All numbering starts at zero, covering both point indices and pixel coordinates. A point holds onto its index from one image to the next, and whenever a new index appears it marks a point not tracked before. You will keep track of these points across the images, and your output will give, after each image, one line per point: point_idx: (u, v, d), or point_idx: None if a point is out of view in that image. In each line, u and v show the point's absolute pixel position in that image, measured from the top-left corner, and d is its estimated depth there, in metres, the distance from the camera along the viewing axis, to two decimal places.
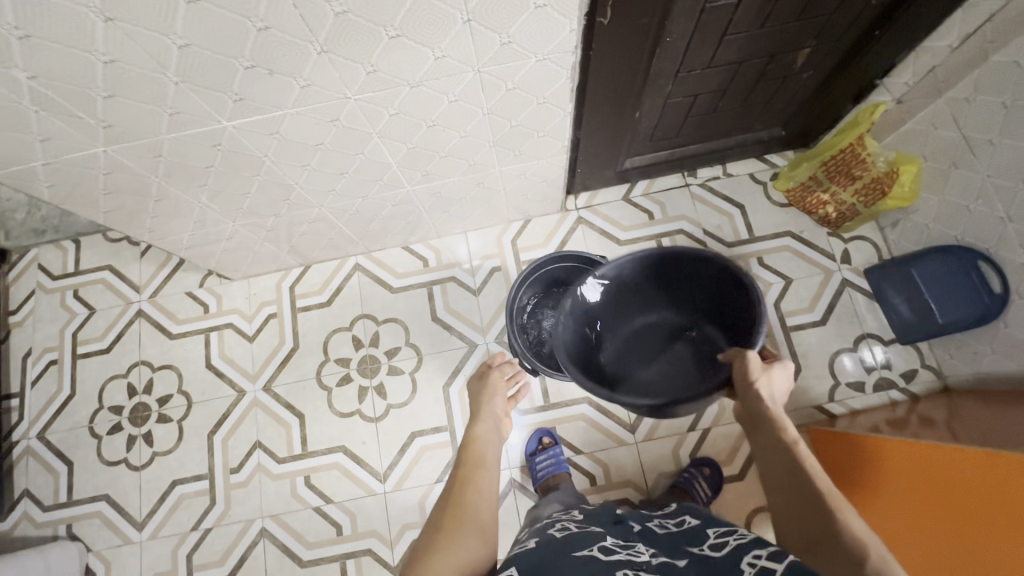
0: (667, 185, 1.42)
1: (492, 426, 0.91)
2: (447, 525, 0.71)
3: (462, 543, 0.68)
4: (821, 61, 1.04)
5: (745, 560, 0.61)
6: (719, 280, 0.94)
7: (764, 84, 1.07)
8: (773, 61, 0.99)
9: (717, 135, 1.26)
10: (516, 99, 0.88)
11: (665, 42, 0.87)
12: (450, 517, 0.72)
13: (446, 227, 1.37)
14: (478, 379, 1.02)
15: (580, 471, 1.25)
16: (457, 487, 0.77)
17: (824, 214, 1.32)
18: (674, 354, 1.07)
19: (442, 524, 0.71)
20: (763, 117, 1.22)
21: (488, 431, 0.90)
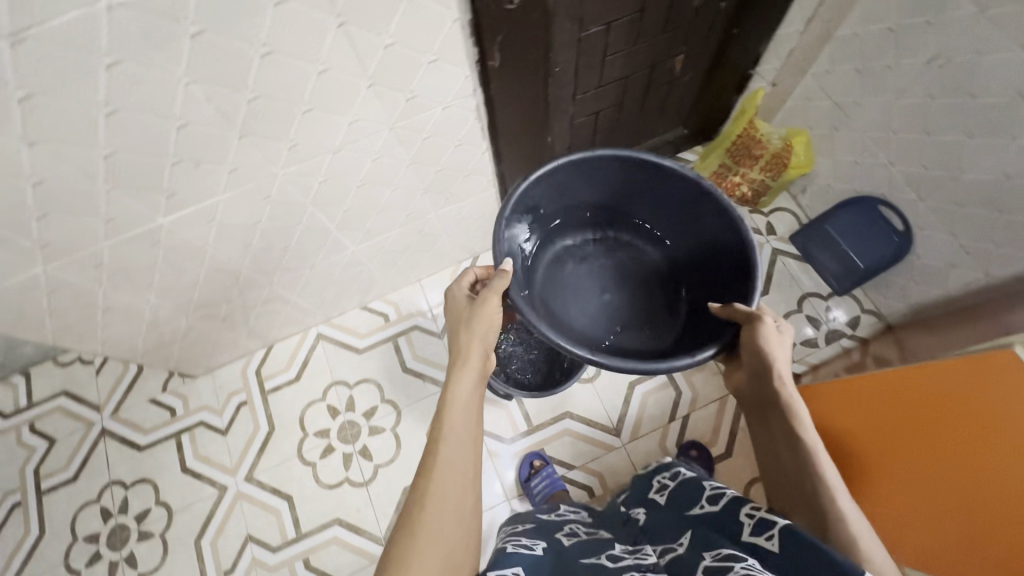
0: None
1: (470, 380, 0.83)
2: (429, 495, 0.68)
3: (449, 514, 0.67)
4: (697, 63, 1.17)
5: (743, 513, 0.72)
6: (693, 196, 0.99)
7: (655, 91, 1.19)
8: (655, 70, 1.11)
9: (629, 143, 1.38)
10: (435, 146, 0.96)
11: (556, 72, 0.97)
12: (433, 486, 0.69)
13: (399, 280, 1.41)
14: (464, 301, 0.93)
15: (578, 486, 1.26)
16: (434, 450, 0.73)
17: (741, 196, 1.41)
18: (623, 271, 1.15)
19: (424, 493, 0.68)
20: (664, 120, 1.35)
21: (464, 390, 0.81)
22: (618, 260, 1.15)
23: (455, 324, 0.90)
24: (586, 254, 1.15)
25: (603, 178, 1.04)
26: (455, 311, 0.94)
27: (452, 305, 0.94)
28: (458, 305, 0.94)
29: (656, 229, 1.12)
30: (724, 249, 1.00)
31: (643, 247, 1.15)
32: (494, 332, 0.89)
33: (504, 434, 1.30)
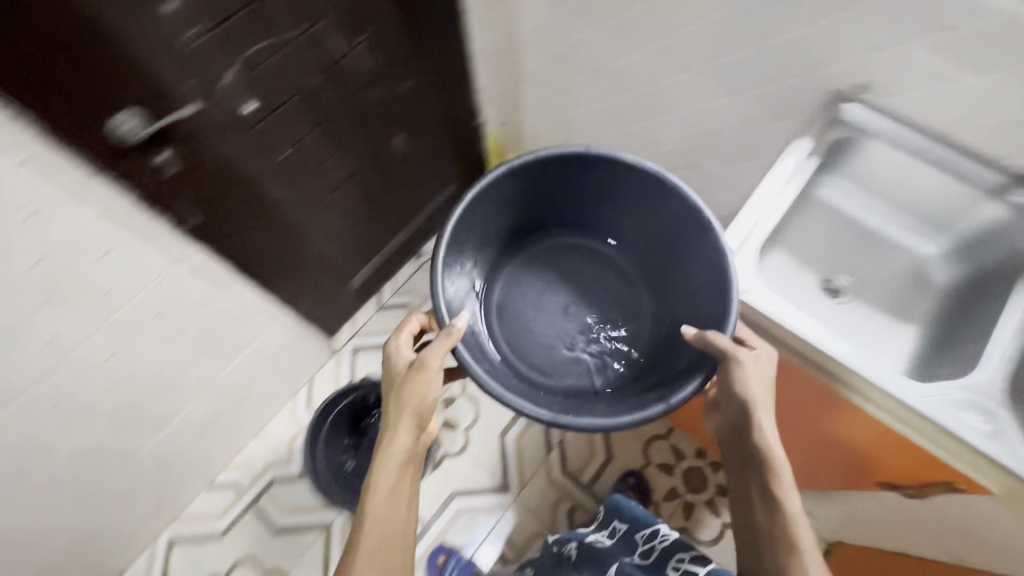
0: (406, 275, 1.55)
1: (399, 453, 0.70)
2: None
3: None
4: (424, 136, 1.25)
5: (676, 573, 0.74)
6: (648, 192, 0.86)
7: (398, 172, 1.25)
8: (383, 156, 1.17)
9: (408, 219, 1.43)
10: (175, 318, 0.92)
11: (276, 200, 0.98)
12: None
13: (236, 441, 1.32)
14: (404, 364, 0.76)
15: (490, 560, 1.22)
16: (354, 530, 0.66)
17: None
18: (584, 281, 1.00)
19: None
20: (429, 188, 1.42)
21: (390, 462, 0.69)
22: (575, 267, 1.02)
23: (392, 382, 0.75)
24: (540, 270, 1.01)
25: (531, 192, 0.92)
26: (390, 373, 0.76)
27: (389, 361, 0.77)
28: (394, 364, 0.76)
29: (592, 229, 1.00)
30: (677, 233, 0.87)
31: (605, 245, 1.01)
32: (431, 403, 0.72)
33: None
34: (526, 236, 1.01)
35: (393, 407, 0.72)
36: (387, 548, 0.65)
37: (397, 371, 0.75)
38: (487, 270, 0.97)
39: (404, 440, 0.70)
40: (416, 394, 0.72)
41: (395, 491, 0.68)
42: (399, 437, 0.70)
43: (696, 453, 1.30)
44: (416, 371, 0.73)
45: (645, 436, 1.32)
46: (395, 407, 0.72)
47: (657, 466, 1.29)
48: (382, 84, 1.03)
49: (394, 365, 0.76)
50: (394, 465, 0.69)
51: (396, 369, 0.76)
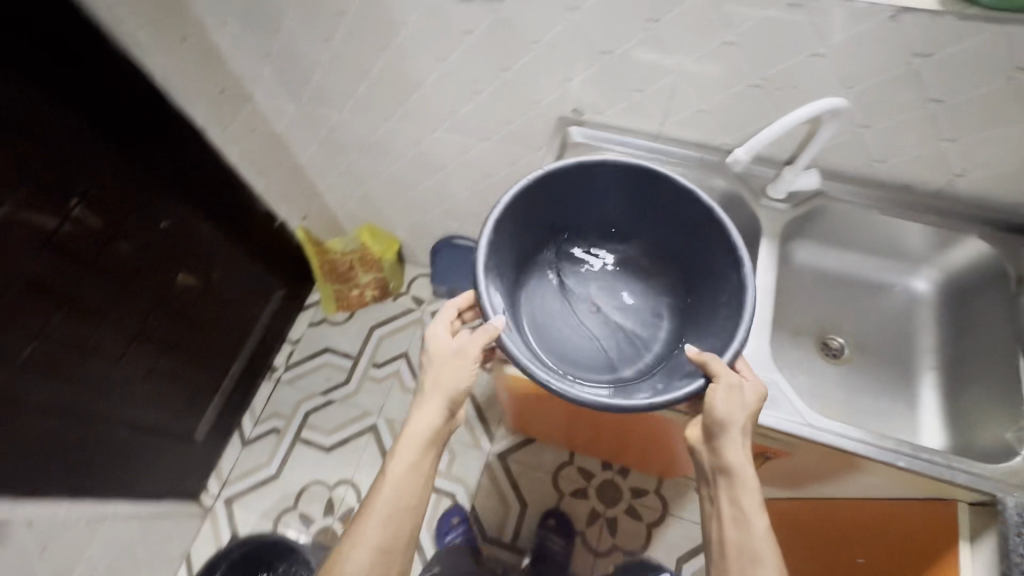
0: (264, 397, 1.42)
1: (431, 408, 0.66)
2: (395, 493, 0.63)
3: (364, 536, 0.61)
4: (214, 260, 1.15)
5: None
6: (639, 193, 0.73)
7: (197, 306, 1.14)
8: (169, 300, 1.06)
9: (238, 343, 1.31)
10: None
11: (35, 406, 0.84)
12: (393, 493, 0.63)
13: None
14: (438, 347, 0.67)
15: None
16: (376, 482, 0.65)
17: (372, 296, 1.49)
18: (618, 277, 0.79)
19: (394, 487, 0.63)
20: (251, 305, 1.31)
21: (417, 427, 0.65)
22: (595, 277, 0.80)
23: (433, 365, 0.67)
24: (552, 279, 0.79)
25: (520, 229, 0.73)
26: (431, 357, 0.68)
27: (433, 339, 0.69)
28: (436, 343, 0.68)
29: (580, 230, 0.79)
30: (692, 225, 0.71)
31: (608, 264, 0.81)
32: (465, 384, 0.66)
33: None
34: (528, 269, 0.78)
35: (427, 395, 0.66)
36: (398, 523, 0.63)
37: (433, 356, 0.67)
38: (505, 288, 0.72)
39: (432, 419, 0.65)
40: (448, 385, 0.66)
41: (410, 467, 0.65)
42: (427, 413, 0.66)
43: (603, 466, 1.30)
44: (454, 362, 0.66)
45: (551, 469, 1.30)
46: (428, 397, 0.66)
47: (571, 495, 1.27)
48: (131, 233, 0.94)
49: (434, 351, 0.68)
50: (404, 444, 0.65)
51: (435, 353, 0.67)
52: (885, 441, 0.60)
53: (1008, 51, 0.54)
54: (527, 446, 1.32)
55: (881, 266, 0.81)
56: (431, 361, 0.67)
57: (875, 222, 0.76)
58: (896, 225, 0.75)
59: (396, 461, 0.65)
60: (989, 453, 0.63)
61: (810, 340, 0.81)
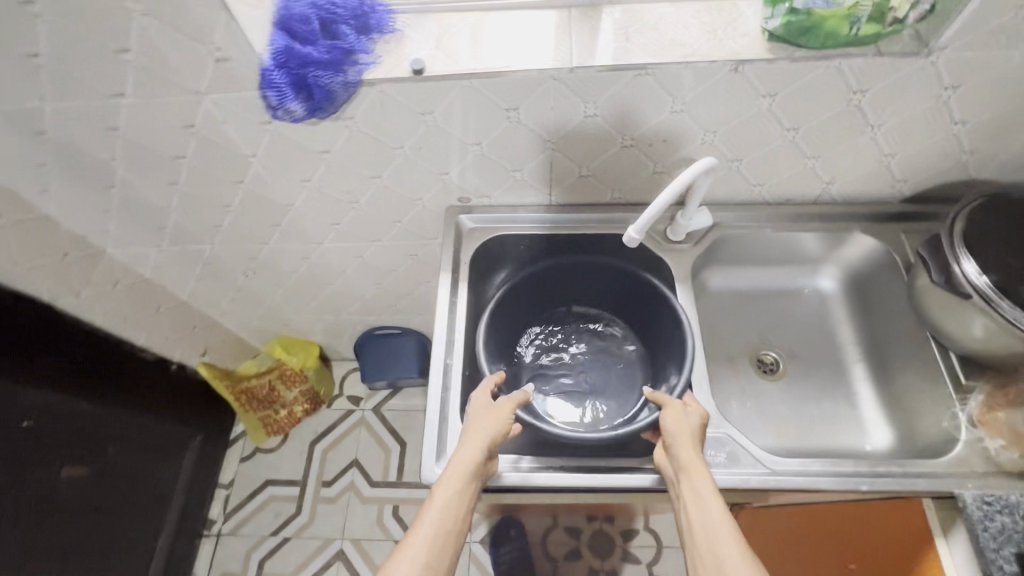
0: (206, 560, 1.25)
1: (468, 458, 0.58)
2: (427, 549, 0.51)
3: None
4: (101, 439, 1.00)
5: None
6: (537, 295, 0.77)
7: (87, 498, 0.98)
8: (42, 506, 0.90)
9: (156, 514, 1.15)
10: None
11: None
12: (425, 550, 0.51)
13: None
14: (482, 400, 0.64)
15: None
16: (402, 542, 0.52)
17: (303, 410, 1.37)
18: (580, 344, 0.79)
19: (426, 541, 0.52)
20: (162, 468, 1.15)
21: (451, 479, 0.56)
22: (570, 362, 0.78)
23: (477, 410, 0.63)
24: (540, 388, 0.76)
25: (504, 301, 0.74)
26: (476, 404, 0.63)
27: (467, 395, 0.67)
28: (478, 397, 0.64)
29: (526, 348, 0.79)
30: (579, 283, 0.77)
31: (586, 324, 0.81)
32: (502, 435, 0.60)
33: None
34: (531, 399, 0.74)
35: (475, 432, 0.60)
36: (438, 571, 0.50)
37: (476, 405, 0.63)
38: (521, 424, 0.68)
39: (475, 454, 0.57)
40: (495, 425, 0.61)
41: (456, 505, 0.54)
42: (474, 442, 0.59)
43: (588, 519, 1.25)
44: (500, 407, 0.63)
45: (537, 537, 1.24)
46: (477, 433, 0.59)
47: (566, 560, 1.21)
48: None
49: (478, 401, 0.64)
50: (449, 480, 0.55)
51: (478, 400, 0.64)
52: (841, 467, 0.60)
53: (839, 81, 0.57)
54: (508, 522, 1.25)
55: (786, 274, 0.84)
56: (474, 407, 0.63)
57: (770, 238, 0.78)
58: (795, 237, 0.77)
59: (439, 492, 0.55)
60: (933, 445, 0.64)
61: (746, 362, 0.80)
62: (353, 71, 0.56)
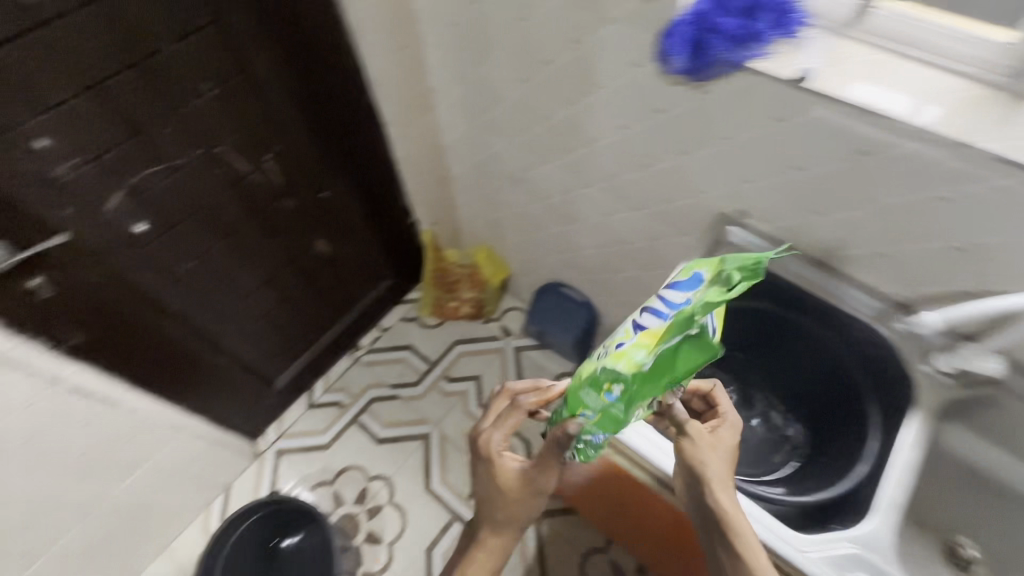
0: (341, 370, 1.50)
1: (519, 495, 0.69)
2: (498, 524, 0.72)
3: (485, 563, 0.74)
4: (345, 236, 1.24)
5: None
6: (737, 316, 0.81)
7: (317, 274, 1.23)
8: (299, 259, 1.15)
9: (335, 317, 1.39)
10: (46, 441, 0.85)
11: (172, 310, 0.96)
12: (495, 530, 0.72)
13: (137, 560, 1.20)
14: (516, 479, 0.68)
15: None
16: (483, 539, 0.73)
17: (467, 313, 1.54)
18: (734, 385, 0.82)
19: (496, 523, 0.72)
20: (359, 286, 1.39)
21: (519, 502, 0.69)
22: None
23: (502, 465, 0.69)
24: None
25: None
26: (501, 455, 0.69)
27: (488, 456, 0.69)
28: (497, 447, 0.69)
29: None
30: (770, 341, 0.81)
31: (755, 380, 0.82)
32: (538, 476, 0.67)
33: None
34: None
35: (515, 509, 0.70)
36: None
37: (511, 480, 0.68)
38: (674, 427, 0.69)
39: (523, 494, 0.68)
40: (527, 493, 0.68)
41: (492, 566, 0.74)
42: (512, 495, 0.69)
43: (637, 567, 1.22)
44: (532, 483, 0.68)
45: (582, 550, 1.24)
46: (516, 511, 0.70)
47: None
48: (296, 190, 1.04)
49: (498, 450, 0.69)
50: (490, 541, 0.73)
51: (511, 474, 0.69)
52: None
53: None
54: (564, 517, 1.27)
55: None
56: (510, 483, 0.68)
57: None
58: None
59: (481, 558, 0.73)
60: None
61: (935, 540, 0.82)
62: (748, 53, 0.61)
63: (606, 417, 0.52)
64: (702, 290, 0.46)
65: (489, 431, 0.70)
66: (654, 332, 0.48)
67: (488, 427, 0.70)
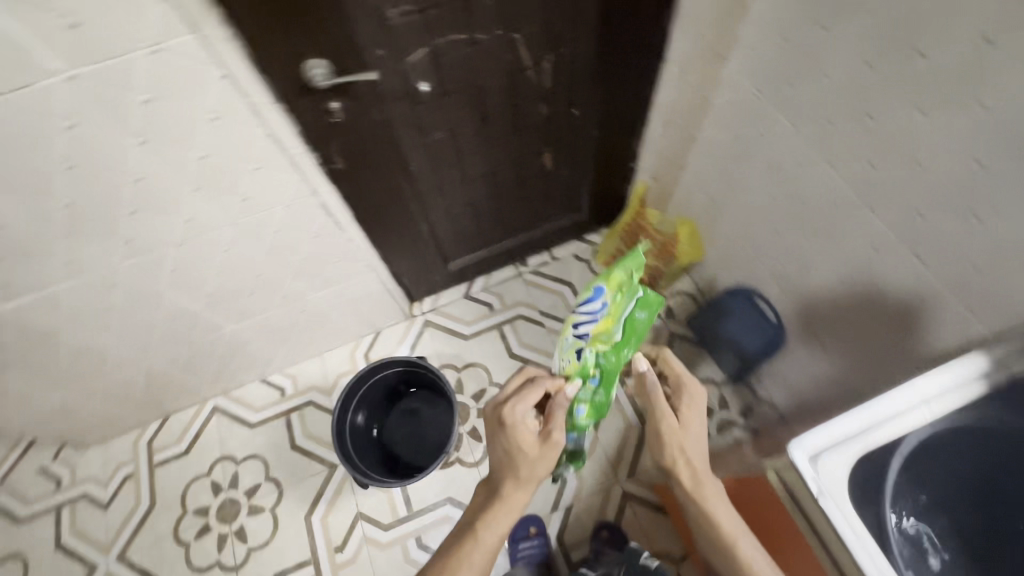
0: (502, 277, 1.55)
1: (533, 464, 0.77)
2: (507, 495, 0.77)
3: (494, 532, 0.75)
4: (569, 158, 1.22)
5: None
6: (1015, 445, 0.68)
7: (529, 184, 1.24)
8: (523, 166, 1.16)
9: (521, 229, 1.42)
10: (289, 237, 0.99)
11: (412, 170, 1.03)
12: (505, 503, 0.77)
13: (298, 354, 1.43)
14: (535, 441, 0.78)
15: None
16: (492, 510, 0.76)
17: (639, 278, 1.48)
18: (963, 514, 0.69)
19: (505, 495, 0.77)
20: (554, 209, 1.39)
21: (534, 472, 0.78)
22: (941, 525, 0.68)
23: (521, 438, 0.78)
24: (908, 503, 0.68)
25: (942, 442, 0.68)
26: (521, 430, 0.78)
27: (510, 424, 0.79)
28: (519, 425, 0.78)
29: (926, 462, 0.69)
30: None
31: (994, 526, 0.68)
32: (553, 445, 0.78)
33: (384, 518, 1.28)
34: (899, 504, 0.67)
35: (529, 470, 0.78)
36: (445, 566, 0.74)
37: (530, 443, 0.78)
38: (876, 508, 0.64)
39: (540, 464, 0.77)
40: (545, 457, 0.78)
41: (502, 533, 0.76)
42: (529, 464, 0.77)
43: None
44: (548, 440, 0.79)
45: (656, 552, 1.22)
46: (530, 474, 0.77)
47: None
48: (556, 98, 1.02)
49: (518, 426, 0.78)
50: (504, 507, 0.76)
51: (530, 437, 0.79)
52: None
53: None
54: (652, 512, 1.25)
55: None
56: (529, 448, 0.78)
57: None
58: None
59: (493, 526, 0.75)
60: None
61: None
62: None
63: (592, 399, 0.86)
64: (612, 300, 0.81)
65: (512, 403, 0.80)
66: (603, 324, 0.82)
67: (508, 407, 0.80)
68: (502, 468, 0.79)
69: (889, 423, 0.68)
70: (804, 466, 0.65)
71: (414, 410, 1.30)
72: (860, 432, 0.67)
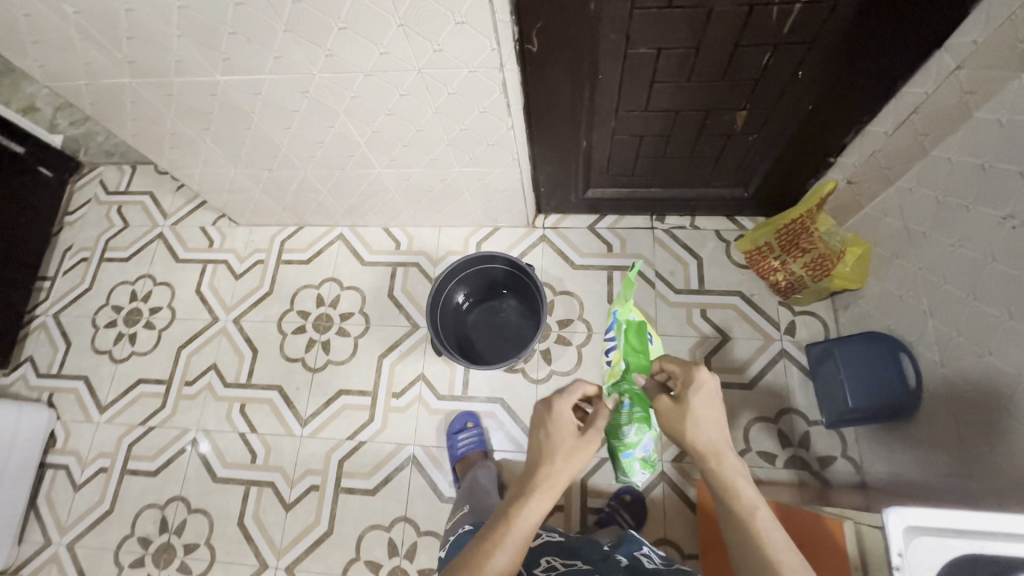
0: (633, 224, 1.49)
1: (572, 454, 0.77)
2: (539, 479, 0.74)
3: (525, 514, 0.71)
4: (765, 126, 1.08)
5: None
6: None
7: (709, 139, 1.13)
8: (712, 116, 1.05)
9: (675, 184, 1.33)
10: (459, 104, 1.00)
11: (599, 79, 0.98)
12: (536, 484, 0.74)
13: (421, 218, 1.51)
14: (573, 430, 0.80)
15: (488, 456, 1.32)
16: (523, 490, 0.74)
17: (775, 281, 1.33)
18: None
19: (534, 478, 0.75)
20: (719, 175, 1.27)
21: (571, 463, 0.77)
22: None
23: (560, 427, 0.79)
24: None
25: None
26: (565, 422, 0.80)
27: (555, 412, 0.81)
28: (561, 415, 0.81)
29: None
30: None
31: None
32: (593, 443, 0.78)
33: (440, 388, 1.38)
34: None
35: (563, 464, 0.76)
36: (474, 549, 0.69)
37: (566, 436, 0.79)
38: None
39: (577, 457, 0.77)
40: (584, 449, 0.78)
41: (533, 525, 0.71)
42: (569, 454, 0.77)
43: None
44: (586, 438, 0.79)
45: (669, 538, 1.21)
46: (564, 468, 0.76)
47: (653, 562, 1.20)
48: (787, 52, 0.89)
49: (560, 417, 0.80)
50: (537, 493, 0.73)
51: (568, 430, 0.79)
52: None
53: None
54: (681, 503, 1.23)
55: None
56: (562, 439, 0.78)
57: None
58: None
59: (527, 511, 0.71)
60: None
61: None
62: None
63: (635, 418, 0.94)
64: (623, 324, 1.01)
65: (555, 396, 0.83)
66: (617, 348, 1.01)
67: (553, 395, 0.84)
68: (534, 461, 0.78)
69: (1016, 542, 0.58)
70: (893, 535, 0.59)
71: (501, 305, 1.35)
72: (978, 534, 0.59)
